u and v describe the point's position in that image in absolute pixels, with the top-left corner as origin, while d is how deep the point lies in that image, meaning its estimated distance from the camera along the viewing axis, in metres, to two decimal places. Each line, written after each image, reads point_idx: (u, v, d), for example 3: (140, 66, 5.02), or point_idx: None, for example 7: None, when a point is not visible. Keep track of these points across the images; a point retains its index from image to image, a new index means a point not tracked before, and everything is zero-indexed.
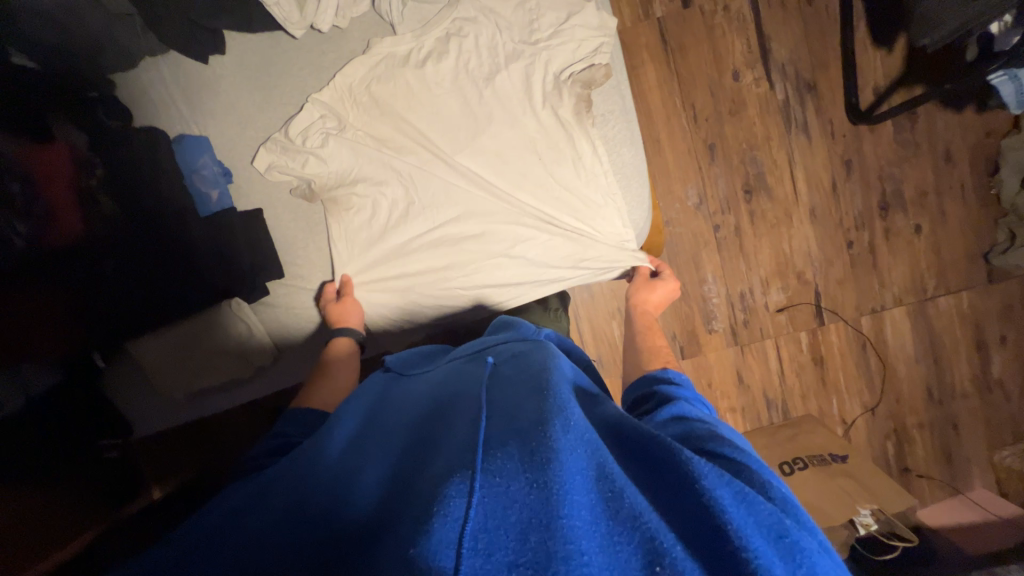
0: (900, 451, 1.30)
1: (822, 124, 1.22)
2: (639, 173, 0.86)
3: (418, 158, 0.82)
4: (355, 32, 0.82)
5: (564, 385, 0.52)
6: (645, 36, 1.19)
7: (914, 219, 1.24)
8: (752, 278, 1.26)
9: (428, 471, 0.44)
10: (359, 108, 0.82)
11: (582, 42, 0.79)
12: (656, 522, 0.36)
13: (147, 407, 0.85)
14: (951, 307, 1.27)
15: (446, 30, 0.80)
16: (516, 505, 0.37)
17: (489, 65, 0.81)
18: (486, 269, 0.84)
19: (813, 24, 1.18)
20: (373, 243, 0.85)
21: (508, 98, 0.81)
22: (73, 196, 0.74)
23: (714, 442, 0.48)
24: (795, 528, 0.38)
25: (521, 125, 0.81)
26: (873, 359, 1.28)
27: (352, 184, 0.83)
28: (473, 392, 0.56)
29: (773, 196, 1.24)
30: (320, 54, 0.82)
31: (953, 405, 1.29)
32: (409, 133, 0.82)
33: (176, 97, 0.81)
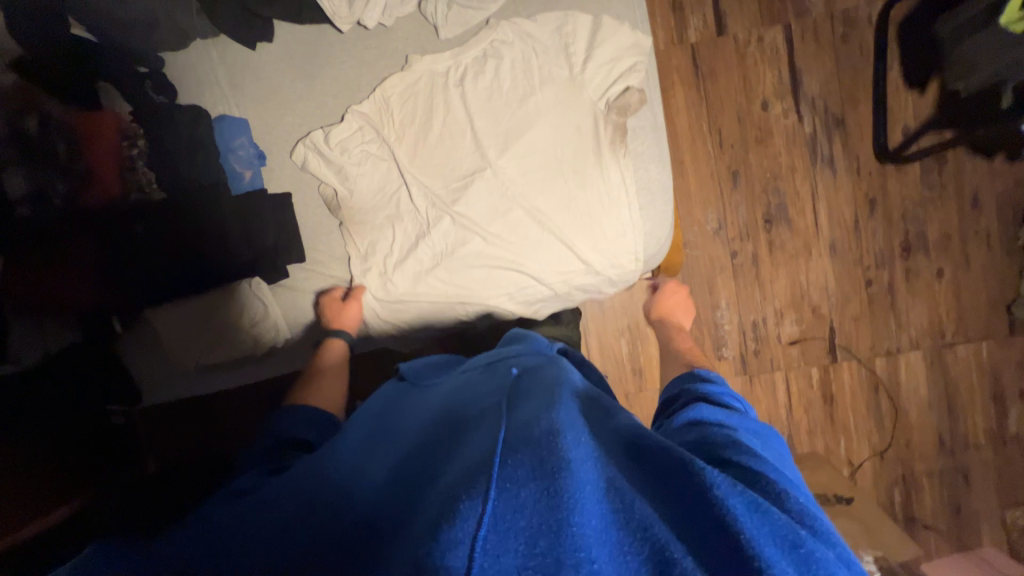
0: (906, 499, 1.26)
1: (849, 160, 1.21)
2: (664, 191, 0.88)
3: (448, 167, 0.84)
4: (399, 31, 0.84)
5: (574, 398, 0.51)
6: (677, 60, 1.21)
7: (936, 263, 1.22)
8: (765, 308, 1.25)
9: (438, 478, 0.44)
10: (395, 121, 0.84)
11: (617, 63, 0.83)
12: (665, 532, 0.35)
13: (156, 376, 0.85)
14: (969, 356, 1.24)
15: (483, 50, 0.83)
16: (528, 511, 0.36)
17: (524, 84, 0.82)
18: (504, 282, 0.86)
19: (846, 60, 1.19)
20: (396, 250, 0.85)
21: (542, 114, 0.82)
22: (117, 164, 0.77)
23: (728, 449, 0.46)
24: (808, 536, 0.36)
25: (554, 144, 0.82)
26: (884, 402, 1.25)
27: (381, 193, 0.85)
28: (485, 400, 0.56)
29: (793, 228, 1.24)
30: (364, 49, 0.84)
31: (965, 457, 1.25)
32: (442, 146, 0.83)
33: (222, 78, 0.83)
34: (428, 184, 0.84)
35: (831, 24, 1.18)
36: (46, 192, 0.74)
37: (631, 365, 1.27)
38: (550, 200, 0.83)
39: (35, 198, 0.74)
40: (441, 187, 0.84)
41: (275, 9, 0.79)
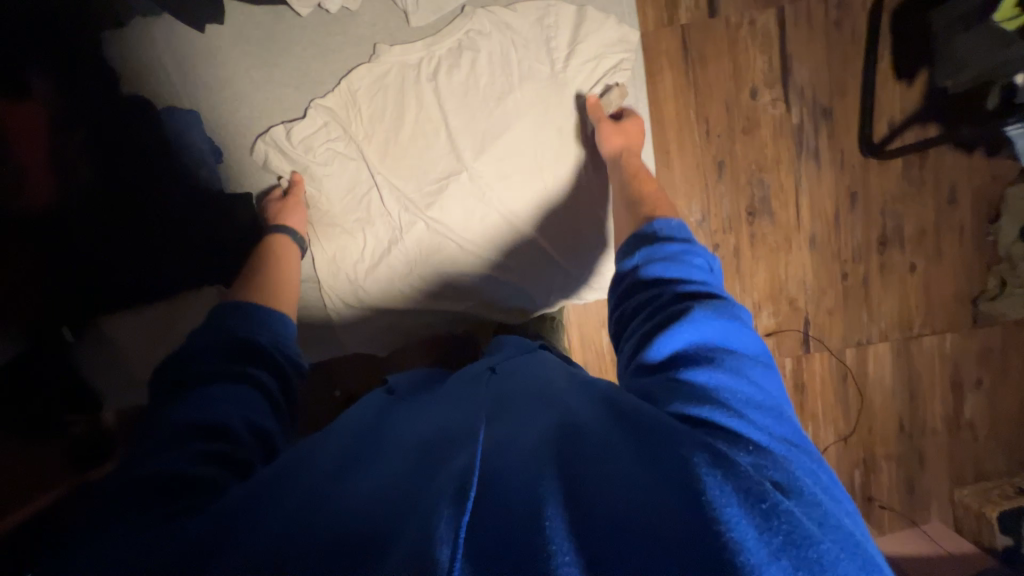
0: (866, 480, 1.33)
1: (833, 153, 1.20)
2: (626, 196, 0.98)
3: (430, 161, 0.86)
4: (365, 15, 0.81)
5: (558, 398, 0.58)
6: (666, 42, 1.16)
7: (910, 257, 1.24)
8: (744, 300, 1.26)
9: (436, 467, 0.49)
10: (362, 117, 0.83)
11: (599, 62, 0.88)
12: (637, 500, 0.41)
13: (114, 382, 0.84)
14: (934, 347, 1.28)
15: (458, 40, 0.83)
16: (513, 502, 0.42)
17: (501, 81, 0.85)
18: (481, 279, 0.93)
19: (837, 48, 1.16)
20: (378, 247, 0.90)
21: (519, 114, 0.86)
22: (49, 163, 0.73)
23: (698, 392, 0.51)
24: (775, 491, 0.41)
25: (530, 145, 0.88)
26: (852, 391, 1.30)
27: (355, 192, 0.87)
28: (472, 404, 0.62)
29: (775, 221, 1.23)
30: (326, 34, 0.81)
31: (922, 441, 1.32)
32: (416, 141, 0.85)
33: (167, 64, 0.78)
34: (403, 182, 0.86)
35: (825, 9, 1.14)
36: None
37: (611, 356, 1.28)
38: (530, 204, 0.90)
39: None
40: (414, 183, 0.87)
41: None
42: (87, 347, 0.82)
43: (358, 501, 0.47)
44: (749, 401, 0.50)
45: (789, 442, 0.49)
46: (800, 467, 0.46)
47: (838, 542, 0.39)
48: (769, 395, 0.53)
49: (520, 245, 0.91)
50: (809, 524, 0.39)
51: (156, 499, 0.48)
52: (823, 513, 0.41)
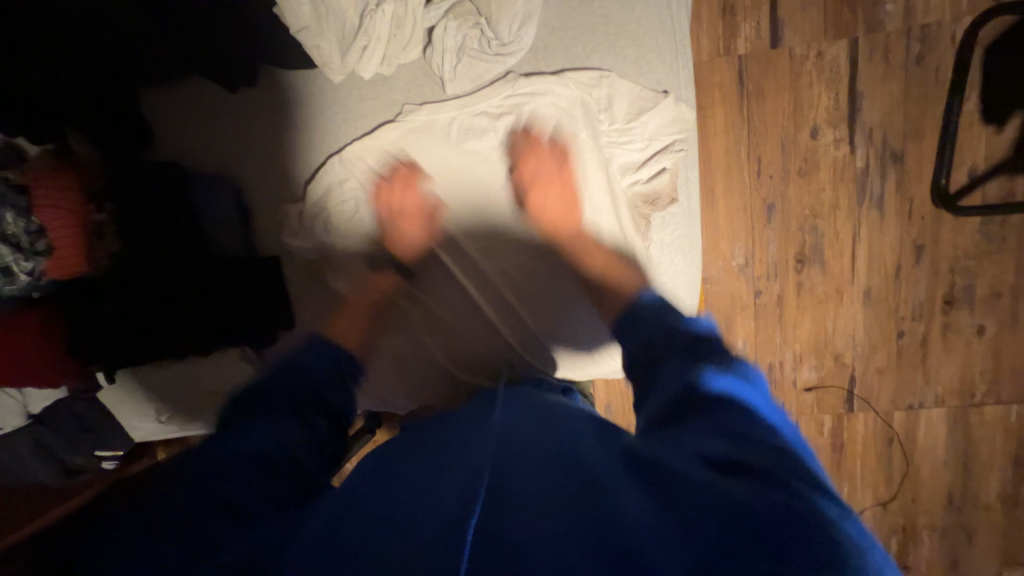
0: (902, 548, 1.25)
1: (900, 201, 1.09)
2: (691, 281, 0.92)
3: (440, 178, 0.87)
4: (399, 81, 0.85)
5: (574, 431, 0.54)
6: (720, 75, 1.07)
7: (979, 320, 1.12)
8: (783, 352, 1.19)
9: (444, 486, 0.46)
10: (385, 154, 0.87)
11: (649, 141, 0.87)
12: (643, 546, 0.35)
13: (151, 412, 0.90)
14: (997, 418, 1.17)
15: (501, 108, 0.85)
16: (514, 533, 0.38)
17: (540, 145, 0.85)
18: (512, 325, 0.90)
19: (917, 87, 1.04)
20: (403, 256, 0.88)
21: (560, 173, 0.85)
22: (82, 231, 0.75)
23: (713, 437, 0.45)
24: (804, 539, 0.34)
25: (571, 203, 0.86)
26: (896, 455, 1.21)
27: (389, 229, 0.87)
28: (480, 427, 0.57)
29: (827, 271, 1.14)
30: (360, 101, 0.86)
31: (972, 515, 1.22)
32: (442, 167, 0.87)
33: (199, 126, 0.86)
34: (427, 197, 0.87)
35: (907, 41, 1.02)
36: (8, 266, 0.69)
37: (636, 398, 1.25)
38: (556, 232, 0.86)
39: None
40: (438, 198, 0.87)
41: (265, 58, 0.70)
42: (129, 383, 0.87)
43: (363, 512, 0.45)
44: (777, 443, 0.44)
45: (828, 490, 0.40)
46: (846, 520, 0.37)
47: None
48: (793, 443, 0.46)
49: (548, 284, 0.88)
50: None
51: (181, 529, 0.46)
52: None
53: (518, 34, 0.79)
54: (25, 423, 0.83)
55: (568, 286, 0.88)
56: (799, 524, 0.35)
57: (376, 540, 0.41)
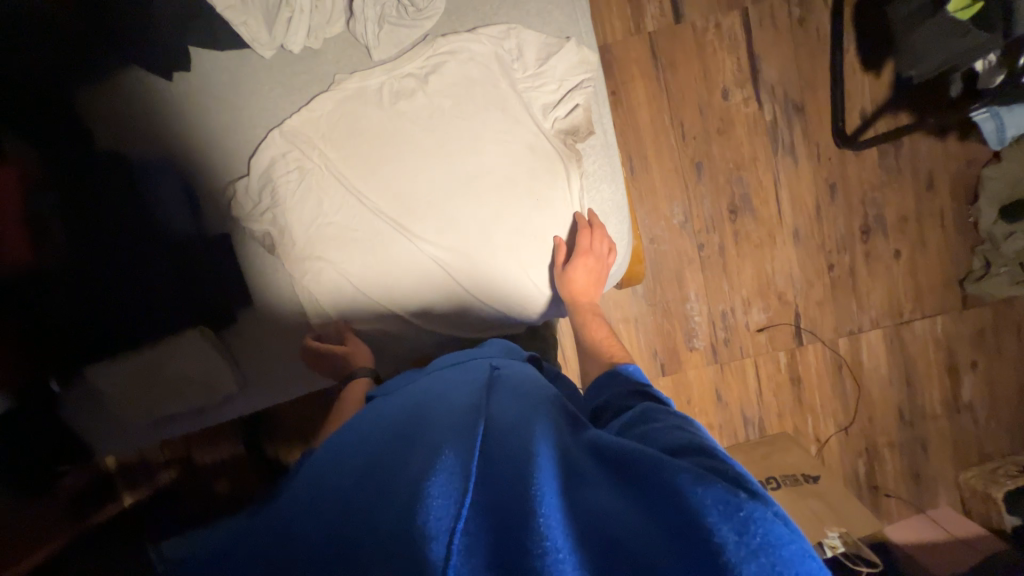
0: (870, 470, 1.32)
1: (809, 146, 1.21)
2: (619, 211, 0.72)
3: (342, 134, 0.65)
4: (328, 54, 0.66)
5: (546, 403, 0.54)
6: (635, 51, 1.17)
7: (893, 244, 1.25)
8: (733, 297, 1.28)
9: (411, 462, 0.45)
10: (252, 100, 0.66)
11: (562, 82, 0.67)
12: (615, 529, 0.37)
13: (110, 429, 0.72)
14: (925, 332, 1.29)
15: (402, 45, 0.66)
16: (494, 510, 0.39)
17: (448, 81, 0.64)
18: (421, 296, 0.70)
19: (804, 45, 1.18)
20: (279, 240, 0.67)
21: (478, 108, 0.64)
22: (23, 221, 0.61)
23: (676, 437, 0.47)
24: (750, 498, 0.37)
25: (488, 138, 0.64)
26: (848, 381, 1.30)
27: (254, 205, 0.67)
28: (456, 400, 0.57)
29: (757, 217, 1.24)
30: (252, 71, 0.65)
31: (923, 427, 1.32)
32: (338, 119, 0.65)
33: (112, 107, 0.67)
34: (315, 162, 0.66)
35: (788, 8, 1.16)
36: None
37: None
38: (478, 185, 0.65)
39: None
40: (326, 162, 0.66)
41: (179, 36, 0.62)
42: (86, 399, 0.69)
43: (333, 500, 0.45)
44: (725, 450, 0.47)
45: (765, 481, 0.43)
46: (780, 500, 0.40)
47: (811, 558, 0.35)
48: None
49: (455, 241, 0.66)
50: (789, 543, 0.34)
51: None
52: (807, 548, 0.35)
53: None
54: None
55: (482, 239, 0.66)
56: (737, 518, 0.35)
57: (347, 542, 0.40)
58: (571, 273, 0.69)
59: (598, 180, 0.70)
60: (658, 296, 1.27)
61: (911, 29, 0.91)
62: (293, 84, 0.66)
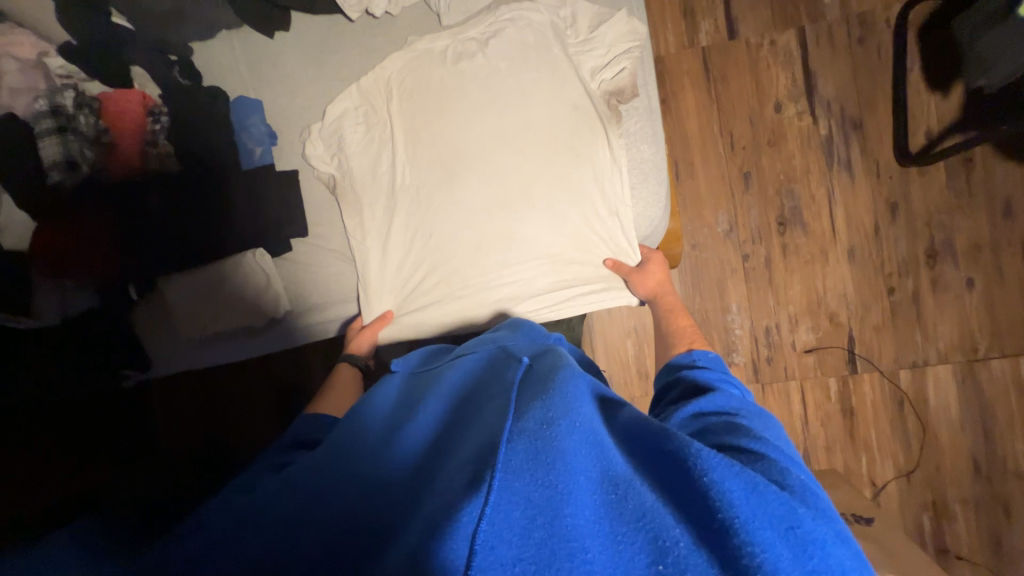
0: (938, 528, 1.16)
1: (868, 164, 1.18)
2: (658, 171, 0.74)
3: (411, 101, 0.73)
4: (403, 21, 0.75)
5: (572, 386, 0.51)
6: (687, 64, 1.22)
7: (965, 272, 1.15)
8: (778, 314, 1.21)
9: (447, 466, 0.47)
10: (334, 57, 0.75)
11: (611, 48, 0.71)
12: (661, 519, 0.38)
13: (167, 346, 0.78)
14: (1006, 373, 1.15)
15: (468, 12, 0.73)
16: (521, 500, 0.39)
17: (506, 46, 0.72)
18: (466, 255, 0.73)
19: (864, 64, 1.17)
20: (345, 192, 0.75)
21: (531, 75, 0.71)
22: (140, 136, 0.72)
23: (730, 436, 0.48)
24: (803, 513, 0.39)
25: (536, 107, 0.71)
26: (910, 419, 1.18)
27: (326, 152, 0.75)
28: (488, 398, 0.55)
29: (808, 231, 1.20)
30: (337, 34, 0.75)
31: (1005, 485, 1.15)
32: (407, 80, 0.73)
33: (230, 63, 0.76)
34: (384, 119, 0.74)
35: (847, 28, 1.17)
36: (74, 157, 0.69)
37: (637, 368, 1.27)
38: (526, 154, 0.71)
39: (64, 163, 0.68)
40: (393, 122, 0.74)
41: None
42: (150, 307, 0.78)
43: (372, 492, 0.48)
44: (776, 444, 0.48)
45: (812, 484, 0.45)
46: (824, 505, 0.42)
47: (850, 561, 0.37)
48: (783, 446, 0.50)
49: (501, 203, 0.72)
50: (833, 555, 0.37)
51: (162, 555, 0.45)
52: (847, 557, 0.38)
53: None
54: (56, 320, 0.74)
55: (526, 202, 0.71)
56: (790, 537, 0.37)
57: (383, 538, 0.43)
58: (648, 271, 0.75)
59: (638, 141, 0.73)
60: (698, 305, 1.23)
61: (979, 38, 0.90)
62: (373, 41, 0.75)
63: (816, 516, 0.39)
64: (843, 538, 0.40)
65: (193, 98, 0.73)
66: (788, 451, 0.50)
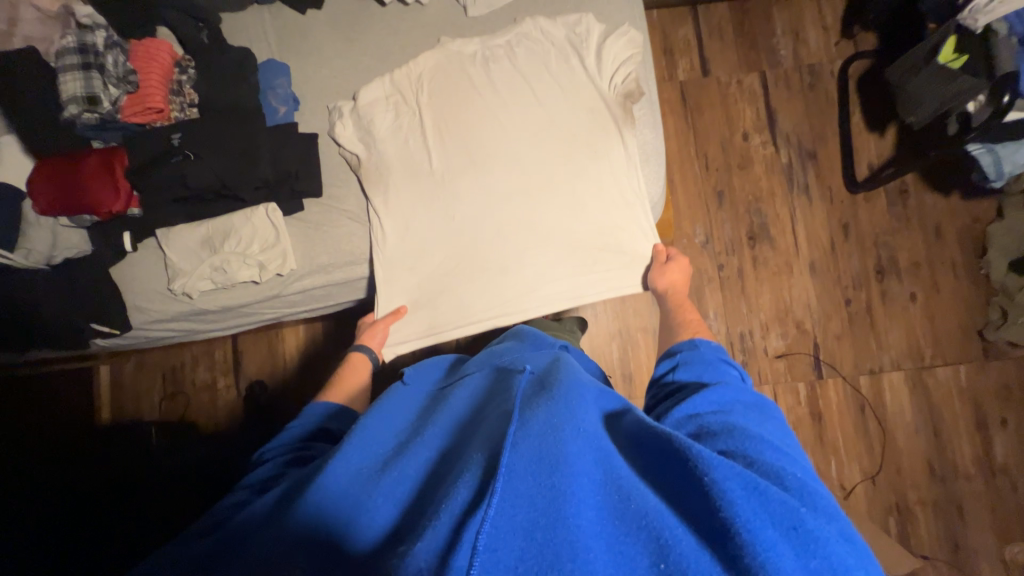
0: (902, 530, 1.21)
1: (822, 189, 1.33)
2: (658, 153, 0.82)
3: (438, 99, 0.79)
4: (431, 10, 0.81)
5: (576, 389, 0.50)
6: (667, 94, 1.36)
7: (908, 287, 1.29)
8: (751, 321, 1.30)
9: (448, 475, 0.46)
10: (364, 36, 0.80)
11: (620, 54, 0.79)
12: (662, 519, 0.39)
13: (156, 298, 0.76)
14: (949, 380, 1.27)
15: (492, 7, 0.81)
16: (525, 504, 0.39)
17: (529, 53, 0.80)
18: (490, 239, 0.78)
19: (815, 105, 1.36)
20: (370, 175, 0.77)
21: (554, 81, 0.80)
22: (165, 84, 0.73)
23: (731, 439, 0.47)
24: (805, 512, 0.39)
25: (555, 111, 0.79)
26: (871, 422, 1.26)
27: (354, 130, 0.78)
28: (493, 405, 0.53)
29: (775, 246, 1.32)
30: (368, 16, 0.81)
31: (956, 486, 1.23)
32: (439, 76, 0.79)
33: (260, 34, 0.80)
34: (413, 110, 0.79)
35: (801, 75, 1.37)
36: (95, 93, 0.69)
37: (621, 371, 1.30)
38: (546, 154, 0.78)
39: (86, 98, 0.69)
40: (421, 114, 0.79)
41: None
42: (145, 258, 0.76)
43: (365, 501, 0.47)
44: (777, 444, 0.48)
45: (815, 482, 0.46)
46: (827, 503, 0.42)
47: (852, 554, 0.38)
48: (785, 443, 0.49)
49: (526, 195, 0.78)
50: (835, 550, 0.38)
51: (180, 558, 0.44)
52: (849, 553, 0.38)
53: None
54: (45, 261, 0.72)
55: (548, 198, 0.78)
56: (790, 535, 0.38)
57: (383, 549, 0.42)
58: (668, 269, 0.78)
59: (644, 134, 0.81)
60: None
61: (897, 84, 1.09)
62: (401, 24, 0.81)
63: (817, 514, 0.40)
64: (843, 533, 0.40)
65: (220, 57, 0.75)
66: (789, 447, 0.49)
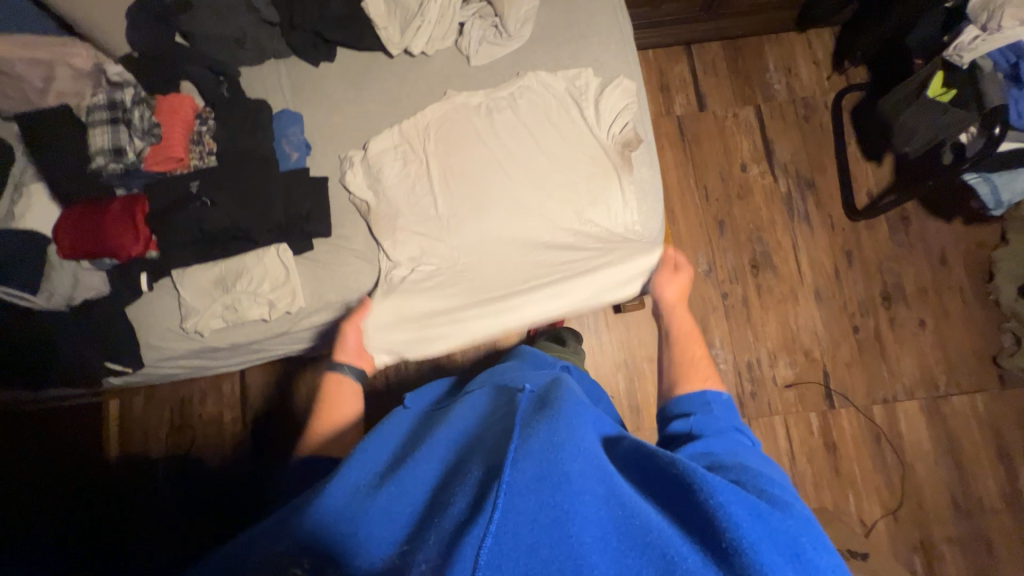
0: (929, 569, 1.15)
1: (823, 217, 1.35)
2: (653, 193, 0.83)
3: (443, 144, 0.82)
4: (436, 60, 0.86)
5: (577, 410, 0.46)
6: (665, 128, 1.41)
7: (917, 313, 1.28)
8: (758, 349, 1.29)
9: (435, 492, 0.41)
10: (373, 87, 0.85)
11: (617, 104, 0.83)
12: (671, 542, 0.34)
13: (170, 337, 0.78)
14: (966, 408, 1.24)
15: (493, 58, 0.86)
16: (521, 523, 0.34)
17: (530, 102, 0.84)
18: (491, 280, 0.80)
19: (811, 136, 1.39)
20: (378, 218, 0.80)
21: (553, 128, 0.83)
22: (186, 135, 0.79)
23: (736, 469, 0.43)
24: (815, 548, 0.35)
25: (556, 156, 0.82)
26: (888, 453, 1.22)
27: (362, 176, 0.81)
28: (484, 426, 0.49)
29: (779, 273, 1.32)
30: (377, 68, 0.86)
31: (983, 521, 1.18)
32: (444, 124, 0.83)
33: (276, 86, 0.85)
34: (418, 155, 0.82)
35: (795, 108, 1.40)
36: (123, 146, 0.75)
37: (629, 402, 1.29)
38: (547, 196, 0.81)
39: (113, 151, 0.75)
40: (427, 159, 0.82)
41: (336, 33, 0.83)
42: (160, 297, 0.78)
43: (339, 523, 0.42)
44: (783, 484, 0.44)
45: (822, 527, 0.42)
46: (836, 546, 0.38)
47: None
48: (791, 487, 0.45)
49: (525, 240, 0.80)
50: None
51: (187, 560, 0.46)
52: None
53: (521, 29, 0.86)
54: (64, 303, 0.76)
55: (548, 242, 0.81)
56: (804, 569, 0.34)
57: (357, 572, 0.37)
58: (667, 281, 0.76)
59: (641, 175, 0.83)
60: None
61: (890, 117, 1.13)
62: (408, 74, 0.86)
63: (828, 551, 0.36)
64: None
65: (237, 108, 0.80)
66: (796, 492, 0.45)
